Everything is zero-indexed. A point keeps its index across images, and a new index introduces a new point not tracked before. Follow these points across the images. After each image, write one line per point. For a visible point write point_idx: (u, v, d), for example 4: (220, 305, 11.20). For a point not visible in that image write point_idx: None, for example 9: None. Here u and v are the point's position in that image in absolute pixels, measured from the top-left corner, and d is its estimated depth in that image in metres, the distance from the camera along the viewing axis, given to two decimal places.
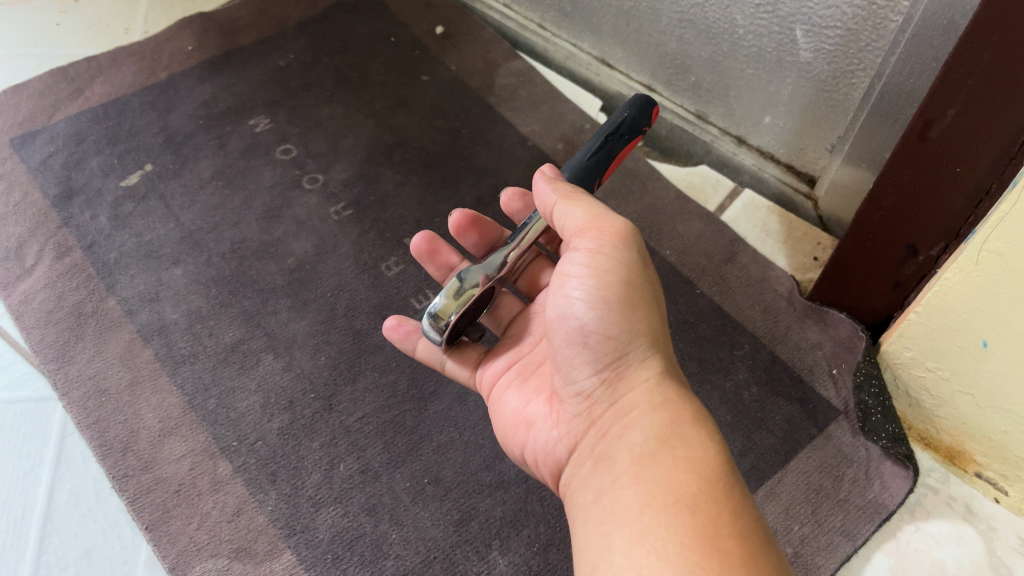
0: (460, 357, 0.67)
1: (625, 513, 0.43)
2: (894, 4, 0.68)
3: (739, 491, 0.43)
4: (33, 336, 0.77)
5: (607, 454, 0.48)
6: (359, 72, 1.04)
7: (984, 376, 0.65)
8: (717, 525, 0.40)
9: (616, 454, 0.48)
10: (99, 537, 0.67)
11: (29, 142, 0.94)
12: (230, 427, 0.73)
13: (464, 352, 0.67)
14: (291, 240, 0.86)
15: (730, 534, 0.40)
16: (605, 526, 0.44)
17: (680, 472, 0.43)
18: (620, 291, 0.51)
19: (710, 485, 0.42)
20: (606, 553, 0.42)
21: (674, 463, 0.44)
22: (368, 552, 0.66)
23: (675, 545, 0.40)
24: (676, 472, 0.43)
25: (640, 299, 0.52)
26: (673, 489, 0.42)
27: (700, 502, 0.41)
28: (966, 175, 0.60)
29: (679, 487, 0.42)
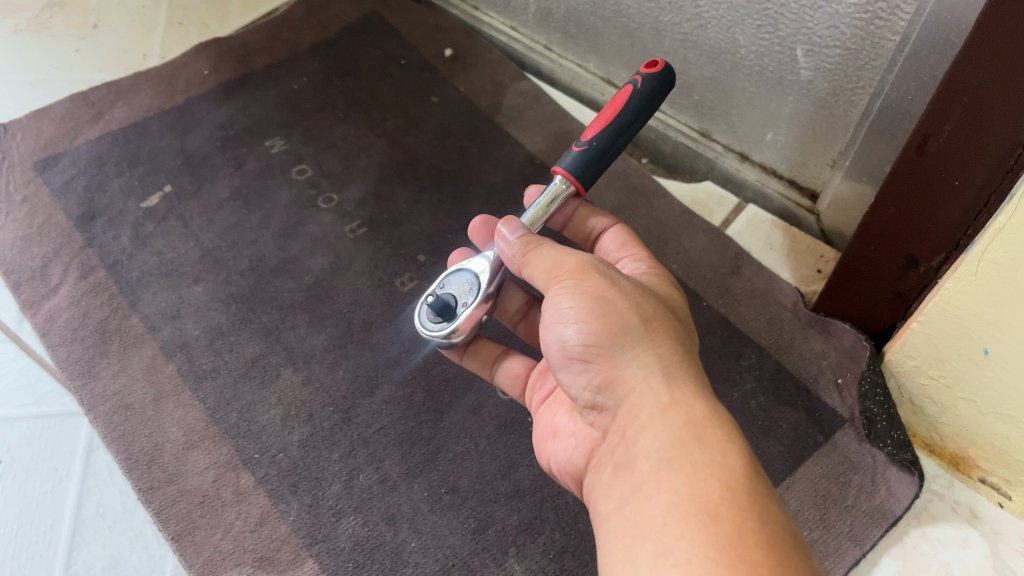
0: (508, 372, 0.71)
1: (649, 524, 0.42)
2: (891, 24, 0.70)
3: (762, 494, 0.41)
4: (59, 352, 0.79)
5: (627, 461, 0.47)
6: (370, 94, 1.06)
7: (985, 383, 0.67)
8: (741, 533, 0.39)
9: (633, 463, 0.47)
10: (126, 547, 0.69)
11: (52, 165, 0.96)
12: (251, 440, 0.75)
13: (511, 367, 0.71)
14: (308, 257, 0.89)
15: (757, 543, 0.39)
16: (628, 538, 0.43)
17: (700, 475, 0.42)
18: (603, 312, 0.50)
19: (732, 490, 0.41)
20: (630, 566, 0.42)
21: (692, 469, 0.43)
22: (388, 559, 0.68)
23: (700, 556, 0.39)
24: (698, 478, 0.42)
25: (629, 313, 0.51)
26: (696, 497, 0.41)
27: (725, 506, 0.40)
28: (963, 188, 0.63)
29: (701, 491, 0.41)
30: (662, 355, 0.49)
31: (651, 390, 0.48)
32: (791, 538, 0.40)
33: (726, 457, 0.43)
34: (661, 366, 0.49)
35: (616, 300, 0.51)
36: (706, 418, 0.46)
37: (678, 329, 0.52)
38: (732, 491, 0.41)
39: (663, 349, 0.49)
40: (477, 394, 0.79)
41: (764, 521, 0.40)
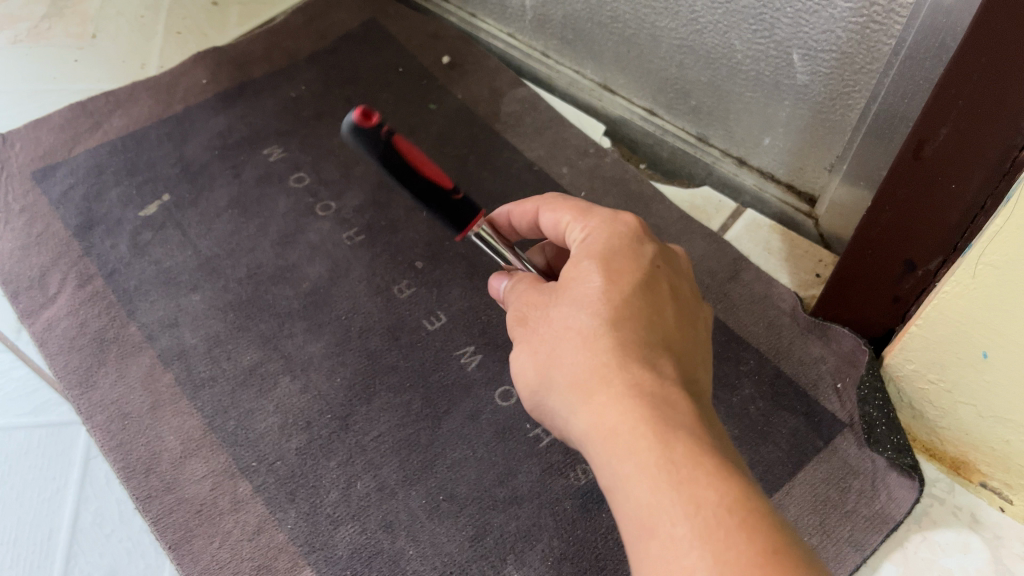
0: None
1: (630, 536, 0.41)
2: (886, 28, 0.70)
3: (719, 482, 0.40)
4: (57, 361, 0.80)
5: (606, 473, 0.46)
6: (368, 102, 1.07)
7: (985, 387, 0.66)
8: (710, 531, 0.38)
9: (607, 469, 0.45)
10: (123, 556, 0.69)
11: (50, 175, 0.96)
12: (249, 448, 0.75)
13: None
14: (306, 265, 0.89)
15: (728, 538, 0.37)
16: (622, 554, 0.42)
17: (658, 506, 0.40)
18: (557, 329, 0.49)
19: (693, 485, 0.39)
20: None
21: (651, 469, 0.41)
22: (386, 567, 0.68)
23: (682, 564, 0.37)
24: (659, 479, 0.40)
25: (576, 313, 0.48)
26: (662, 500, 0.40)
27: (682, 543, 0.38)
28: (960, 191, 0.62)
29: (659, 532, 0.39)
30: (598, 364, 0.46)
31: (591, 413, 0.45)
32: (762, 544, 0.37)
33: (678, 473, 0.40)
34: (601, 382, 0.45)
35: (567, 312, 0.49)
36: (661, 409, 0.43)
37: (620, 298, 0.48)
38: (688, 522, 0.38)
39: (599, 358, 0.46)
40: (475, 401, 0.79)
41: (726, 541, 0.37)
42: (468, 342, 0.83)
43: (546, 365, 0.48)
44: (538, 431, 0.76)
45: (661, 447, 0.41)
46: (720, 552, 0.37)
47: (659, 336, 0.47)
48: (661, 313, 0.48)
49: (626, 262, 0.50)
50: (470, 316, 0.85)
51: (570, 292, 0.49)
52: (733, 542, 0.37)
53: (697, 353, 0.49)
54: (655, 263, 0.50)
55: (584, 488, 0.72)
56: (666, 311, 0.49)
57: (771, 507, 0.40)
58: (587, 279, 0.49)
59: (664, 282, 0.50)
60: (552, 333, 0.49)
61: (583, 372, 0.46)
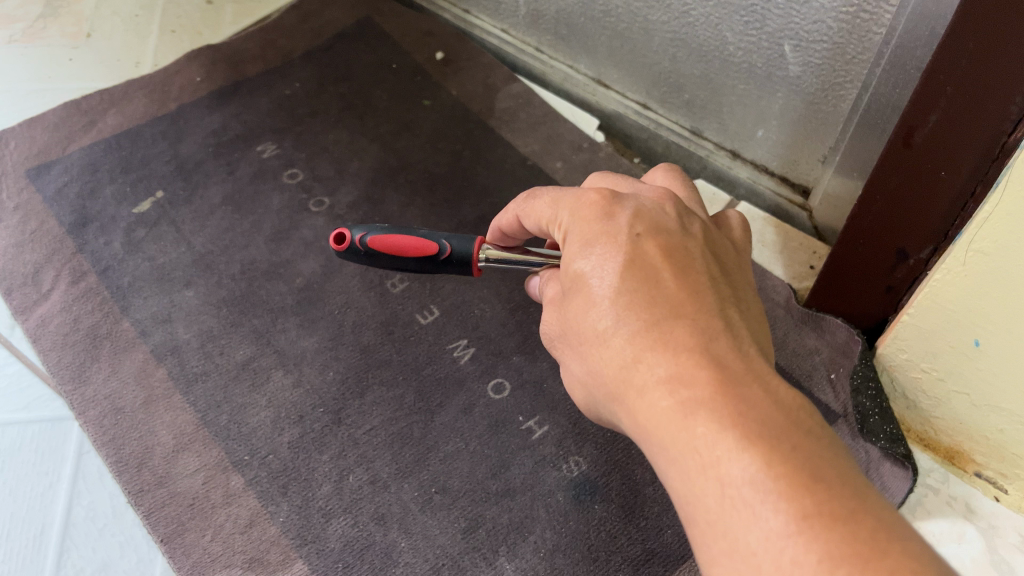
0: None
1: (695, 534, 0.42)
2: (877, 17, 0.70)
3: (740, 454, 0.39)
4: (50, 357, 0.80)
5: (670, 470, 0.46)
6: (362, 99, 1.07)
7: (978, 375, 0.66)
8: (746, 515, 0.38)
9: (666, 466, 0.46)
10: (116, 550, 0.69)
11: (45, 173, 0.97)
12: (242, 442, 0.75)
13: None
14: (299, 260, 0.89)
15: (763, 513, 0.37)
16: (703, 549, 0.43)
17: (701, 497, 0.40)
18: (582, 340, 0.49)
19: (717, 469, 0.39)
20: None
21: (684, 465, 0.41)
22: (378, 560, 0.68)
23: (733, 553, 0.38)
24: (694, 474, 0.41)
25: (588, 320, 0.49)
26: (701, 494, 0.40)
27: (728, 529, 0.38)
28: (950, 178, 0.62)
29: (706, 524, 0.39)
30: (617, 369, 0.46)
31: (629, 417, 0.46)
32: (792, 511, 0.37)
33: (702, 461, 0.40)
34: (626, 384, 0.46)
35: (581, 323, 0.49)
36: (671, 395, 0.43)
37: (616, 287, 0.48)
38: (727, 507, 0.39)
39: (617, 361, 0.46)
40: (468, 394, 0.78)
41: (758, 522, 0.37)
42: (460, 336, 0.83)
43: (590, 378, 0.50)
44: (531, 423, 0.76)
45: (685, 436, 0.41)
46: (758, 531, 0.37)
47: (665, 307, 0.46)
48: (658, 281, 0.47)
49: (608, 245, 0.49)
50: (463, 310, 0.85)
51: (577, 298, 0.50)
52: (765, 515, 0.37)
53: (715, 300, 0.47)
54: (635, 234, 0.50)
55: (576, 480, 0.72)
56: (662, 277, 0.48)
57: (805, 462, 0.38)
58: (585, 281, 0.49)
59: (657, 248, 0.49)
60: (580, 348, 0.50)
61: (612, 380, 0.47)
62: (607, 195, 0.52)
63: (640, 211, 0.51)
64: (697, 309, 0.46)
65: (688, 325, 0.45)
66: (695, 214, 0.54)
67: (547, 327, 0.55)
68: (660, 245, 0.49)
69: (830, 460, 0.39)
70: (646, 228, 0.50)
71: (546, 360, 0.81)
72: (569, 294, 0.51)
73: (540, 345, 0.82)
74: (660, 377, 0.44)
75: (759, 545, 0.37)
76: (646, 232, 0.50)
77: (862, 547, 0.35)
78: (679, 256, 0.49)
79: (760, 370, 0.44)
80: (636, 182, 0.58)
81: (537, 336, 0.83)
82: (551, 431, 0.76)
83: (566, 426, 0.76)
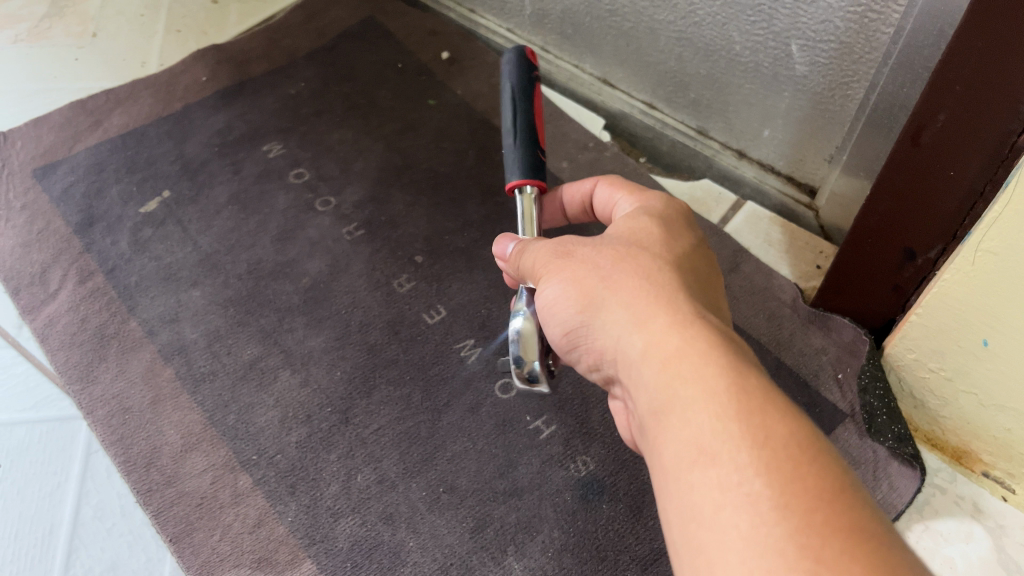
0: None
1: (680, 464, 0.38)
2: (884, 16, 0.70)
3: (792, 413, 0.38)
4: (58, 357, 0.80)
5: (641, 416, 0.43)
6: (367, 99, 1.07)
7: (986, 374, 0.66)
8: (784, 460, 0.36)
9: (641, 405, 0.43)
10: (125, 550, 0.69)
11: (51, 173, 0.97)
12: (250, 441, 0.75)
13: None
14: (305, 260, 0.89)
15: (804, 467, 0.35)
16: (666, 489, 0.39)
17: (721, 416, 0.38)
18: (610, 272, 0.48)
19: (759, 410, 0.38)
20: (683, 514, 0.37)
21: (713, 395, 0.39)
22: (386, 559, 0.68)
23: (756, 489, 0.35)
24: (726, 405, 0.38)
25: (631, 262, 0.48)
26: (727, 426, 0.38)
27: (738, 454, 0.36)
28: (958, 178, 0.62)
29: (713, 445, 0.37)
30: (653, 292, 0.46)
31: (647, 343, 0.43)
32: (835, 481, 0.35)
33: (746, 403, 0.38)
34: (657, 308, 0.45)
35: (616, 261, 0.48)
36: (721, 343, 0.42)
37: (681, 258, 0.50)
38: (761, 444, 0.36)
39: (657, 298, 0.45)
40: (475, 393, 0.79)
41: (795, 472, 0.35)
42: (467, 336, 0.83)
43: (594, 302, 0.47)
44: (538, 423, 0.76)
45: (719, 367, 0.40)
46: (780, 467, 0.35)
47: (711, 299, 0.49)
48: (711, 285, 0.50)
49: (680, 231, 0.52)
50: (469, 310, 0.85)
51: (623, 246, 0.50)
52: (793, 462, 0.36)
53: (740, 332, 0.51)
54: (702, 239, 0.53)
55: (584, 480, 0.72)
56: (712, 284, 0.51)
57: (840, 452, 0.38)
58: (648, 232, 0.51)
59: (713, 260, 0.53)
60: (600, 269, 0.48)
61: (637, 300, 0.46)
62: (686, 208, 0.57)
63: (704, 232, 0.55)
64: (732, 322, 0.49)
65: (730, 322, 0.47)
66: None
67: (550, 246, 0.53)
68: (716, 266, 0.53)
69: None
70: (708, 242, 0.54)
71: None
72: (614, 235, 0.52)
73: None
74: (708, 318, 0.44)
75: (769, 477, 0.35)
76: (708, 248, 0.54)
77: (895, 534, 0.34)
78: (725, 280, 0.53)
79: None
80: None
81: None
82: (558, 431, 0.76)
83: (573, 426, 0.76)
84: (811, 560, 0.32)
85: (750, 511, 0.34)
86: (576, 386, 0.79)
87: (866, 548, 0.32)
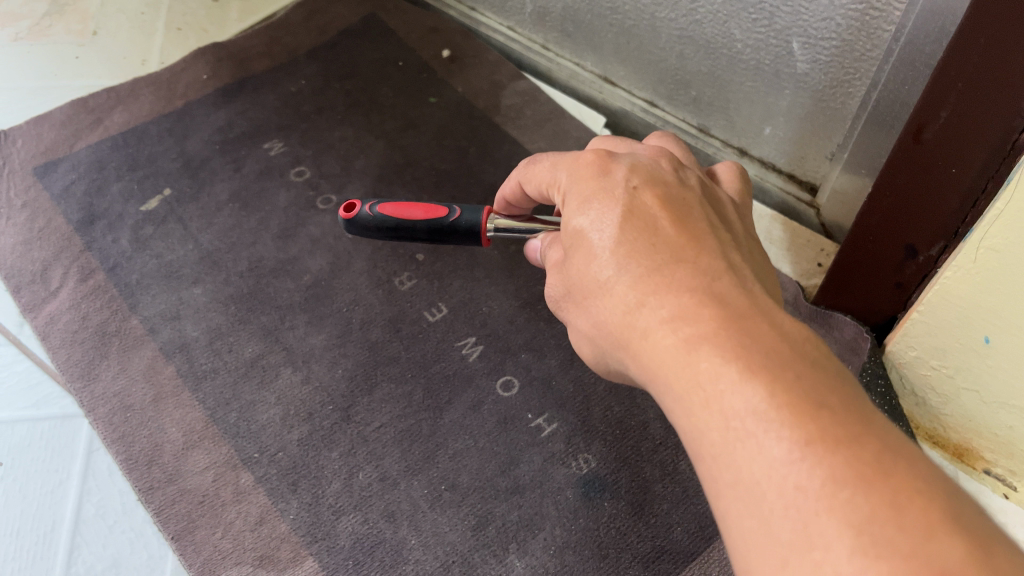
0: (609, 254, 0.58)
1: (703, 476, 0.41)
2: (886, 14, 0.70)
3: (739, 380, 0.38)
4: (60, 355, 0.80)
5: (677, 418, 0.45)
6: (369, 96, 1.07)
7: (987, 371, 0.66)
8: (750, 447, 0.37)
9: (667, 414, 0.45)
10: (127, 547, 0.69)
11: (52, 170, 0.97)
12: (251, 439, 0.75)
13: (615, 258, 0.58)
14: (307, 258, 0.89)
15: (768, 444, 0.36)
16: None
17: (706, 432, 0.39)
18: (587, 294, 0.49)
19: (716, 403, 0.39)
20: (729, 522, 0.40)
21: (688, 403, 0.40)
22: (388, 557, 0.68)
23: (746, 487, 0.36)
24: (698, 411, 0.40)
25: (592, 272, 0.49)
26: (707, 433, 0.39)
27: (731, 468, 0.37)
28: (960, 174, 0.62)
29: (715, 465, 0.38)
30: (617, 297, 0.47)
31: (635, 361, 0.45)
32: (795, 436, 0.35)
33: (704, 398, 0.39)
34: (630, 327, 0.45)
35: (584, 276, 0.50)
36: (673, 333, 0.42)
37: (617, 236, 0.48)
38: (731, 439, 0.38)
39: (620, 305, 0.46)
40: (477, 391, 0.79)
41: (761, 453, 0.36)
42: (469, 333, 0.83)
43: (596, 331, 0.50)
44: (540, 421, 0.76)
45: (688, 384, 0.41)
46: (760, 459, 0.36)
47: (663, 249, 0.47)
48: (657, 226, 0.48)
49: (605, 201, 0.50)
50: (471, 307, 0.85)
51: (579, 251, 0.50)
52: (768, 444, 0.36)
53: (713, 245, 0.47)
54: (631, 184, 0.51)
55: (586, 477, 0.72)
56: (661, 224, 0.48)
57: (801, 383, 0.37)
58: (582, 228, 0.50)
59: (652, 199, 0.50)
60: (586, 302, 0.50)
61: (615, 326, 0.47)
62: (605, 155, 0.54)
63: (636, 165, 0.53)
64: (695, 253, 0.46)
65: (689, 265, 0.46)
66: (690, 171, 0.55)
67: (551, 290, 0.55)
68: (659, 195, 0.50)
69: (832, 385, 0.38)
70: (642, 180, 0.51)
71: (554, 357, 0.81)
72: (569, 241, 0.52)
73: (548, 343, 0.82)
74: (654, 312, 0.44)
75: (750, 469, 0.36)
76: (643, 185, 0.51)
77: (866, 467, 0.34)
78: (677, 205, 0.50)
79: (763, 303, 0.43)
80: (638, 144, 0.60)
81: (545, 333, 0.83)
82: (560, 428, 0.76)
83: (574, 424, 0.76)
84: (799, 544, 0.33)
85: (755, 521, 0.35)
86: (578, 384, 0.79)
87: (837, 513, 0.33)
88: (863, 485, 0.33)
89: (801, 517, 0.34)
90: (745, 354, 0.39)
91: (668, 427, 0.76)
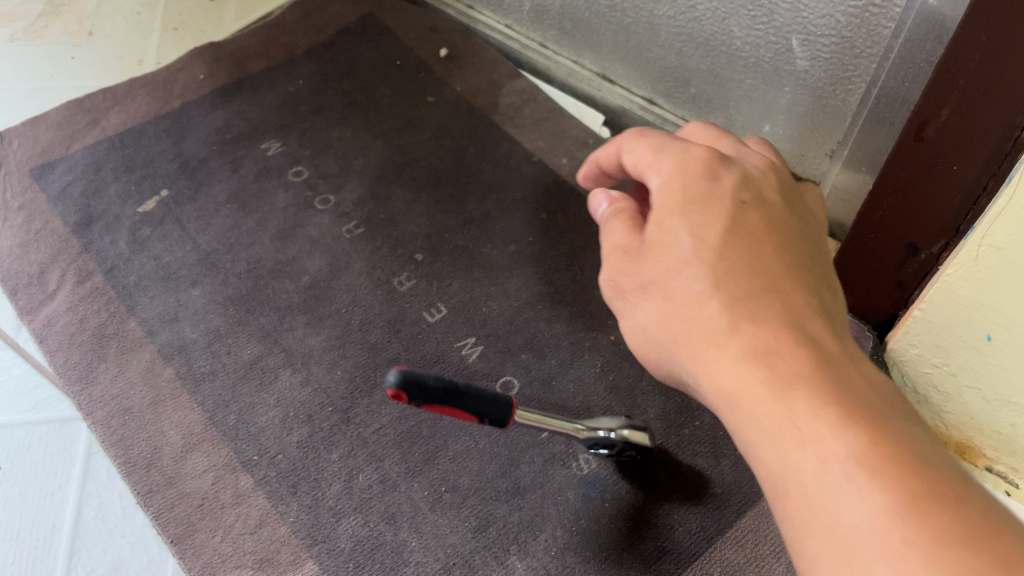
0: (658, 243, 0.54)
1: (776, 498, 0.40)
2: (886, 11, 0.70)
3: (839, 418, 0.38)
4: (57, 358, 0.79)
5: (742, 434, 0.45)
6: (366, 95, 1.06)
7: (990, 368, 0.66)
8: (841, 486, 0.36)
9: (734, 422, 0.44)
10: (127, 551, 0.69)
11: (49, 172, 0.96)
12: (250, 442, 0.74)
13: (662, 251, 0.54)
14: (305, 259, 0.88)
15: (860, 483, 0.36)
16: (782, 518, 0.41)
17: (799, 468, 0.39)
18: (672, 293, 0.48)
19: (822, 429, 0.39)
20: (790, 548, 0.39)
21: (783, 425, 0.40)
22: (388, 559, 0.68)
23: (836, 524, 0.36)
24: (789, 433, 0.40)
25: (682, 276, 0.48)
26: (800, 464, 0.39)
27: (818, 491, 0.37)
28: (962, 172, 0.62)
29: (798, 486, 0.38)
30: (710, 306, 0.46)
31: (714, 375, 0.45)
32: (890, 486, 0.35)
33: (800, 427, 0.39)
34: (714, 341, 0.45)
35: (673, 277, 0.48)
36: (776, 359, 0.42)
37: (719, 247, 0.48)
38: (821, 479, 0.37)
39: (709, 323, 0.46)
40: None
41: (850, 495, 0.36)
42: (468, 334, 0.83)
43: (665, 333, 0.48)
44: None
45: (782, 408, 0.40)
46: (852, 506, 0.36)
47: (755, 282, 0.47)
48: (763, 252, 0.48)
49: (708, 210, 0.50)
50: (471, 308, 0.85)
51: (660, 255, 0.50)
52: (864, 490, 0.36)
53: (810, 281, 0.48)
54: (740, 200, 0.50)
55: (587, 478, 0.72)
56: (765, 248, 0.48)
57: (902, 433, 0.38)
58: (665, 227, 0.50)
59: (757, 216, 0.50)
60: (665, 297, 0.49)
61: (688, 330, 0.47)
62: (719, 156, 0.52)
63: (746, 179, 0.52)
64: (791, 287, 0.47)
65: (784, 301, 0.45)
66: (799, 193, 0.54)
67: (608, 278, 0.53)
68: (765, 218, 0.50)
69: (926, 441, 0.38)
70: (751, 198, 0.51)
71: (554, 358, 0.81)
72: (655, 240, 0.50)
73: (547, 343, 0.82)
74: (758, 327, 0.44)
75: (841, 507, 0.36)
76: (751, 202, 0.50)
77: (944, 524, 0.33)
78: (783, 232, 0.50)
79: (854, 352, 0.44)
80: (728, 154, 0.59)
81: (545, 334, 0.83)
82: (561, 429, 0.75)
83: (575, 425, 0.76)
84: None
85: (836, 562, 0.35)
86: (578, 385, 0.79)
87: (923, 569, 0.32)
88: (948, 537, 0.33)
89: (873, 563, 0.34)
90: (849, 396, 0.40)
91: (668, 428, 0.75)
